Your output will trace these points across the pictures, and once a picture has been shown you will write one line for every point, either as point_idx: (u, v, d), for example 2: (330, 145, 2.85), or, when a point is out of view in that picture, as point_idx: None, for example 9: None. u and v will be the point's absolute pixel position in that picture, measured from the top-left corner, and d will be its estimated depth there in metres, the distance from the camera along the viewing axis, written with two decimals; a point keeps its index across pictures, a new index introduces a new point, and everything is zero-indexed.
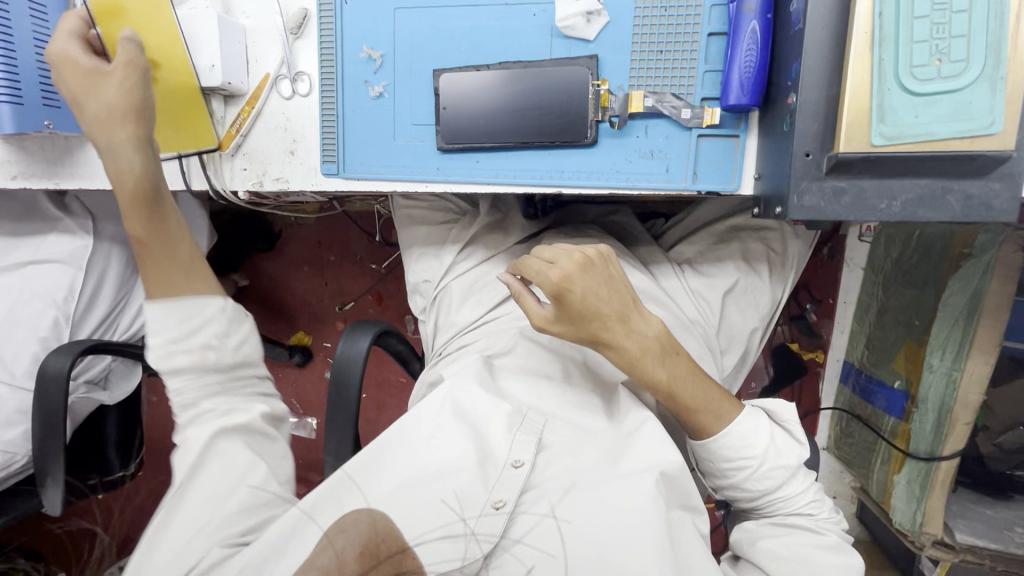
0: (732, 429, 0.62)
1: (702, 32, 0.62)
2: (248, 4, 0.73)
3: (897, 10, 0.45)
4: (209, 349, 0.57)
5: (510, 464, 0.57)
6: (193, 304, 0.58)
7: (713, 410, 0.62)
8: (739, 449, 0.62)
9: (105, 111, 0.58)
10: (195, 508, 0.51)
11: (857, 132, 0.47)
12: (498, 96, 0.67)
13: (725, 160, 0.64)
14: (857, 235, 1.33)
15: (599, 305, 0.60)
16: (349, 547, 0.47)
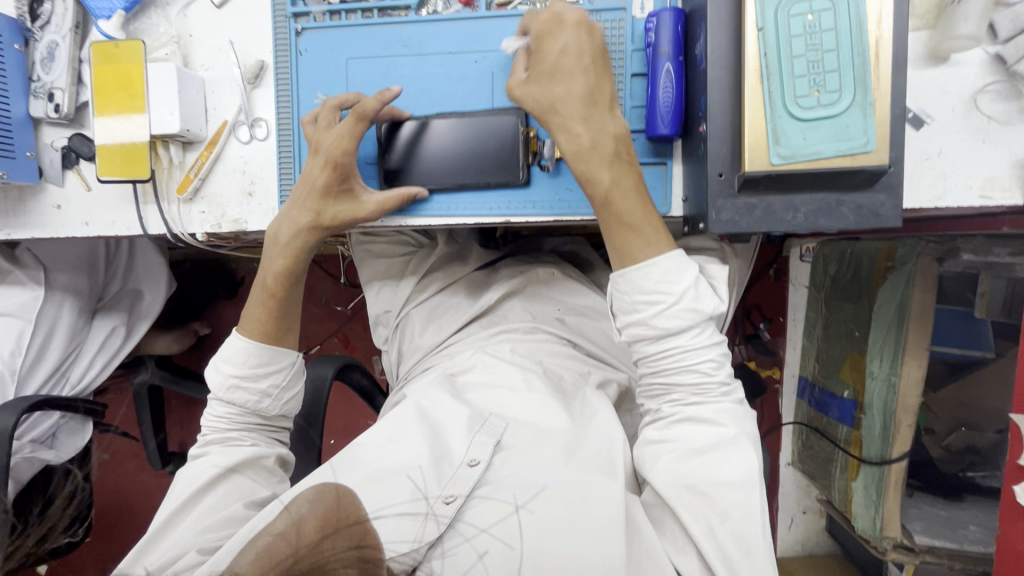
0: (656, 260, 0.60)
1: (625, 73, 0.69)
2: (207, 56, 0.77)
3: (778, 50, 0.52)
4: (266, 395, 0.73)
5: (467, 462, 0.63)
6: (276, 354, 0.74)
7: (641, 231, 0.61)
8: (659, 282, 0.60)
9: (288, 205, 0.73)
10: (184, 528, 0.60)
11: (757, 153, 0.53)
12: (436, 138, 0.73)
13: (656, 185, 0.70)
14: (799, 255, 1.42)
15: (569, 65, 0.62)
16: (308, 517, 0.50)
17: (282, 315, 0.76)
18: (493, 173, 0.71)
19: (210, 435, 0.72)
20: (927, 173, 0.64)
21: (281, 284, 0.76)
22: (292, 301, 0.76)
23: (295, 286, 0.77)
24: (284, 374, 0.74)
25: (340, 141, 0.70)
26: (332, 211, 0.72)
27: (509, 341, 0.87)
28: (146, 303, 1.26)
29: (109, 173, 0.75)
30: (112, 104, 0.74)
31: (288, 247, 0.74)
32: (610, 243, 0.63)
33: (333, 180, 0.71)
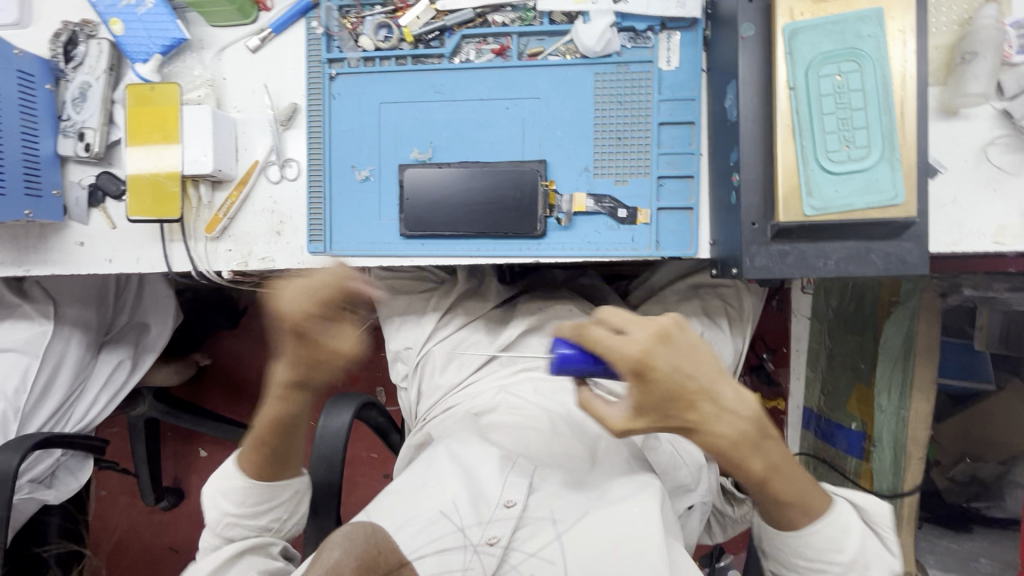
0: (819, 529, 0.59)
1: (655, 121, 0.71)
2: (240, 99, 0.79)
3: (809, 108, 0.55)
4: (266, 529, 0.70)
5: (504, 504, 0.63)
6: (278, 485, 0.70)
7: (808, 505, 0.59)
8: (823, 551, 0.59)
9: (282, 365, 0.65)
10: None
11: (791, 205, 0.56)
12: (454, 190, 0.74)
13: (683, 229, 0.72)
14: (799, 288, 1.43)
15: (684, 381, 0.52)
16: (346, 559, 0.48)
17: (270, 461, 0.69)
18: (510, 221, 0.73)
19: None
20: (945, 220, 0.67)
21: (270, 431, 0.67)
22: (290, 445, 0.69)
23: (290, 434, 0.69)
24: (285, 506, 0.71)
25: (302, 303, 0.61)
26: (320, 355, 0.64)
27: (531, 379, 0.88)
28: (152, 336, 1.21)
29: (139, 212, 0.76)
30: (146, 144, 0.75)
31: (282, 397, 0.66)
32: (770, 514, 0.61)
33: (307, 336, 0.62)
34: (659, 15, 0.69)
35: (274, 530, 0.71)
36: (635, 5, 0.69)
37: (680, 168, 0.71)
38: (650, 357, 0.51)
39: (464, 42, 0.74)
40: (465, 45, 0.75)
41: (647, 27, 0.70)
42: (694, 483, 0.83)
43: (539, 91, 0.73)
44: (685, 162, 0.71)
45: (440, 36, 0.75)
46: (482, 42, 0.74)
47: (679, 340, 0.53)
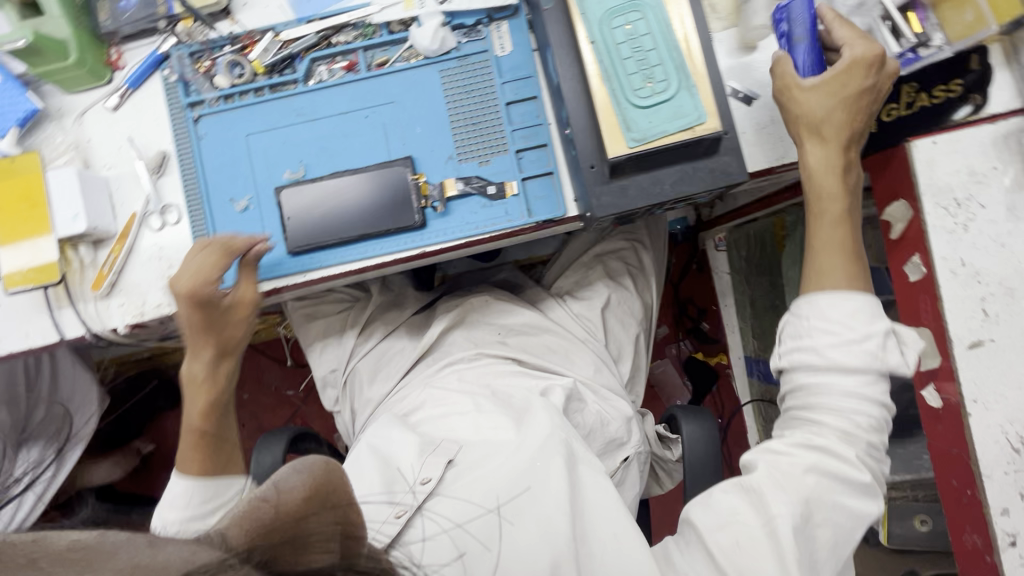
0: (852, 300, 0.63)
1: (502, 103, 0.78)
2: (108, 156, 0.80)
3: (611, 56, 0.62)
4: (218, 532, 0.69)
5: (419, 481, 0.68)
6: (218, 484, 0.72)
7: (829, 269, 0.66)
8: (846, 322, 0.62)
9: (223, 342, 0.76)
10: None
11: (615, 141, 0.62)
12: (309, 225, 0.77)
13: (549, 194, 0.77)
14: (714, 245, 1.51)
15: (859, 81, 0.66)
16: (296, 481, 0.44)
17: (212, 452, 0.73)
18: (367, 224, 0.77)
19: None
20: (770, 138, 0.75)
21: (207, 416, 0.74)
22: (225, 430, 0.76)
23: (223, 415, 0.76)
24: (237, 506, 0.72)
25: (207, 272, 0.72)
26: (231, 328, 0.76)
27: (455, 372, 0.92)
28: (75, 425, 1.13)
29: (17, 283, 0.75)
30: (13, 215, 0.75)
31: (207, 383, 0.75)
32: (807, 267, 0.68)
33: (209, 308, 0.74)
34: (483, 8, 0.77)
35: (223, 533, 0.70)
36: (460, 3, 0.76)
37: (534, 140, 0.77)
38: (863, 53, 0.66)
39: (315, 64, 0.79)
40: (316, 67, 0.79)
41: (476, 21, 0.77)
42: (625, 436, 0.88)
43: (393, 95, 0.78)
44: (538, 133, 0.78)
45: (291, 63, 0.79)
46: (331, 61, 0.80)
47: (877, 74, 0.67)
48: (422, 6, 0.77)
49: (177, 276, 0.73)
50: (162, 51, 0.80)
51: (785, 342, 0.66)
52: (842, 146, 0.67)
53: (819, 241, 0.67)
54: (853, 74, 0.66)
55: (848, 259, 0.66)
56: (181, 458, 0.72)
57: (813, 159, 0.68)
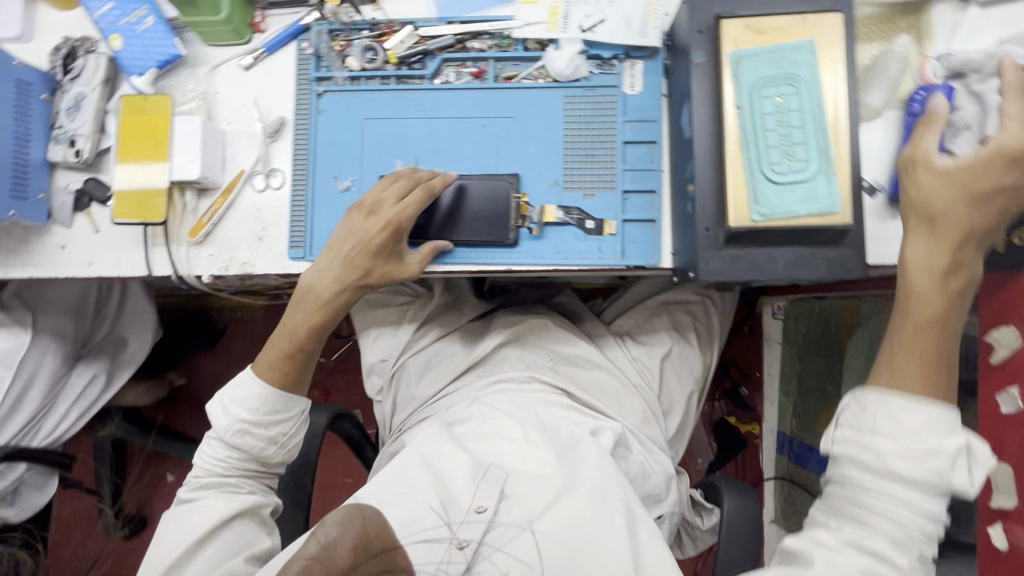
0: (922, 409, 0.57)
1: (619, 140, 0.77)
2: (230, 113, 0.83)
3: (754, 126, 0.61)
4: (272, 443, 0.75)
5: (474, 509, 0.69)
6: (288, 399, 0.76)
7: (905, 373, 0.60)
8: (914, 438, 0.56)
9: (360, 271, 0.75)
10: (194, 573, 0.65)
11: (740, 211, 0.61)
12: (463, 207, 0.77)
13: (646, 241, 0.76)
14: (771, 312, 1.45)
15: (1002, 176, 0.59)
16: (343, 540, 0.63)
17: (291, 368, 0.76)
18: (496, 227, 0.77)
19: (205, 481, 0.74)
20: (888, 234, 0.72)
21: (311, 335, 0.77)
22: (314, 354, 0.78)
23: (315, 342, 0.78)
24: (292, 424, 0.76)
25: (406, 209, 0.73)
26: (381, 271, 0.76)
27: (505, 392, 0.92)
28: (130, 352, 1.19)
29: (123, 214, 0.78)
30: (135, 150, 0.78)
31: (326, 303, 0.76)
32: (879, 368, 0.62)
33: (387, 243, 0.74)
34: (623, 44, 0.76)
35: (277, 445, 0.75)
36: (601, 34, 0.75)
37: (643, 184, 0.76)
38: (1013, 145, 0.58)
39: (444, 64, 0.80)
40: (445, 67, 0.80)
41: (612, 55, 0.77)
42: (663, 493, 0.87)
43: (514, 110, 0.78)
44: (648, 178, 0.76)
45: (422, 59, 0.80)
46: (461, 65, 0.80)
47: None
48: (563, 29, 0.76)
49: (389, 177, 0.76)
50: (303, 23, 0.81)
51: (840, 428, 0.61)
52: (959, 248, 0.60)
53: (908, 339, 0.61)
54: (992, 164, 0.59)
55: (918, 365, 0.60)
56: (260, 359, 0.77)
57: (916, 252, 0.62)
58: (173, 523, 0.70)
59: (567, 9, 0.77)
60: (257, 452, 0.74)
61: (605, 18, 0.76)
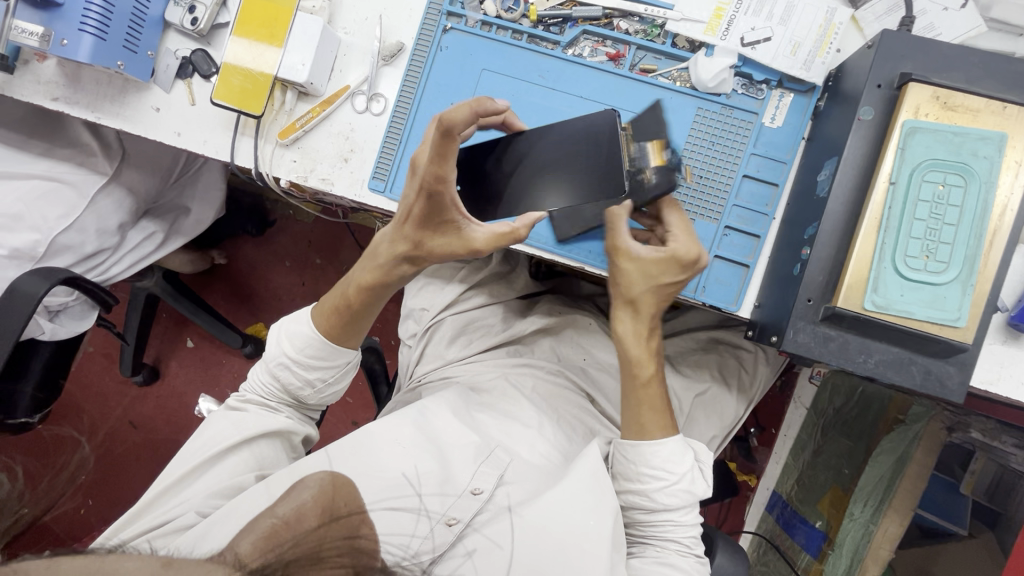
0: (666, 442, 0.72)
1: (739, 171, 0.71)
2: (351, 22, 0.79)
3: (902, 208, 0.54)
4: (311, 386, 0.79)
5: (470, 490, 0.68)
6: (337, 350, 0.78)
7: (652, 425, 0.73)
8: (664, 461, 0.71)
9: (411, 240, 0.69)
10: (205, 483, 0.70)
11: (853, 293, 0.56)
12: (541, 156, 0.70)
13: (732, 283, 0.71)
14: (807, 375, 1.37)
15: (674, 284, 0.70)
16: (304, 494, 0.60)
17: (348, 324, 0.77)
18: (570, 180, 0.68)
19: (250, 396, 0.80)
20: (992, 357, 0.66)
21: (361, 298, 0.75)
22: (364, 314, 0.76)
23: (367, 303, 0.76)
24: (331, 372, 0.79)
25: (433, 175, 0.58)
26: (430, 243, 0.68)
27: (532, 377, 0.90)
28: (189, 221, 1.23)
29: (222, 96, 0.76)
30: (250, 35, 0.76)
31: (382, 266, 0.74)
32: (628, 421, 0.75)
33: (428, 214, 0.64)
34: (782, 71, 0.69)
35: (315, 387, 0.79)
36: (761, 53, 0.69)
37: (749, 225, 0.71)
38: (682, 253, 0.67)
39: (583, 36, 0.75)
40: (582, 40, 0.75)
41: (764, 79, 0.70)
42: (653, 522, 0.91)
43: (639, 107, 0.73)
44: (756, 220, 0.71)
45: (561, 24, 0.75)
46: (600, 42, 0.75)
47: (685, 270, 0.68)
48: (723, 36, 0.70)
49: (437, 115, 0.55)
50: None
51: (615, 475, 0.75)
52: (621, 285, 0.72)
53: (643, 396, 0.74)
54: (671, 266, 0.68)
55: (654, 414, 0.73)
56: (316, 313, 0.79)
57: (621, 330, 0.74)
58: (210, 426, 0.76)
59: (734, 15, 0.69)
60: (296, 384, 0.78)
61: (771, 37, 0.68)
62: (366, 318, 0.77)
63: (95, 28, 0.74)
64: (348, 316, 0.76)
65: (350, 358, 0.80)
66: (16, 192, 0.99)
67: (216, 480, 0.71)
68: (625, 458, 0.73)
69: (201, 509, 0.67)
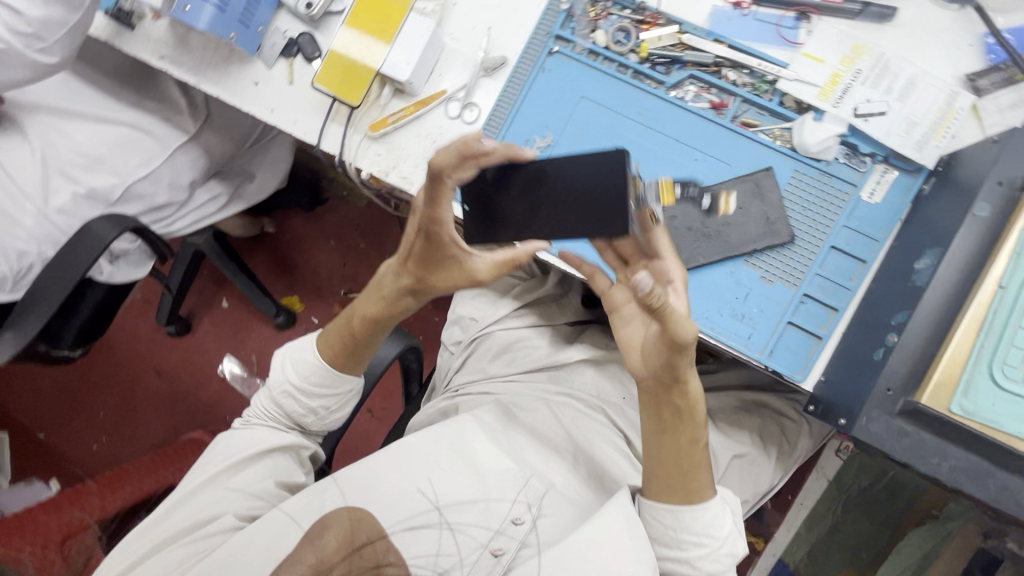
0: (710, 506, 0.69)
1: (827, 242, 0.70)
2: (459, 29, 0.80)
3: (1009, 315, 0.53)
4: (315, 414, 0.79)
5: (512, 520, 0.71)
6: (342, 377, 0.77)
7: (698, 486, 0.69)
8: (708, 525, 0.69)
9: (415, 277, 0.68)
10: (236, 480, 0.73)
11: (940, 394, 0.54)
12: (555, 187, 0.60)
13: (800, 352, 0.69)
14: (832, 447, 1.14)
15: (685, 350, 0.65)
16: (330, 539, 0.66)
17: (351, 353, 0.76)
18: (583, 220, 0.58)
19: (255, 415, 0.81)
20: None
21: (364, 329, 0.73)
22: (366, 344, 0.75)
23: (374, 331, 0.74)
24: (335, 399, 0.79)
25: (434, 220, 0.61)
26: (436, 279, 0.67)
27: (571, 409, 0.88)
28: (252, 187, 1.26)
29: (323, 82, 0.78)
30: (359, 27, 0.77)
31: (386, 298, 0.72)
32: (675, 489, 0.70)
33: (427, 251, 0.65)
34: (890, 147, 0.68)
35: (319, 416, 0.79)
36: (873, 126, 0.68)
37: (829, 297, 0.69)
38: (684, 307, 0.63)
39: (688, 80, 0.74)
40: (687, 84, 0.74)
41: (870, 152, 0.69)
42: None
43: (734, 159, 0.72)
44: (836, 293, 0.69)
45: (668, 64, 0.75)
46: (704, 89, 0.74)
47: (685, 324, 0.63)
48: (835, 103, 0.69)
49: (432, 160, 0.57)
50: None
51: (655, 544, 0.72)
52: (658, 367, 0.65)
53: (690, 455, 0.69)
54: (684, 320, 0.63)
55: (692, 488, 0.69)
56: (320, 340, 0.78)
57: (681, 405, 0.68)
58: (236, 434, 0.78)
59: (850, 84, 0.69)
60: (306, 409, 0.78)
61: (887, 112, 0.68)
62: (371, 342, 0.76)
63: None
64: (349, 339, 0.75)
65: (355, 386, 0.79)
66: (102, 137, 1.02)
67: (249, 482, 0.73)
68: (663, 523, 0.70)
69: (240, 513, 0.70)
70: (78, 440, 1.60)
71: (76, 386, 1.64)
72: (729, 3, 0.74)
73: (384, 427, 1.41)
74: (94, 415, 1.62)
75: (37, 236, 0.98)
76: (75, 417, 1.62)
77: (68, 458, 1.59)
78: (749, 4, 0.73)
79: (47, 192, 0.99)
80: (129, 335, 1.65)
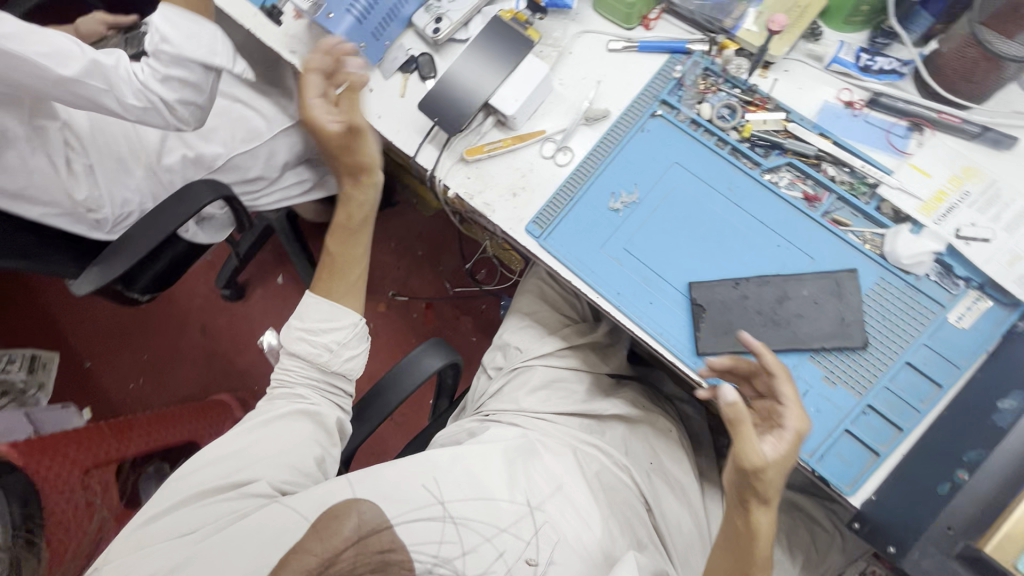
0: None
1: (901, 357, 0.67)
2: (569, 78, 0.83)
3: None
4: (327, 349, 0.82)
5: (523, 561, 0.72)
6: (341, 311, 0.84)
7: None
8: None
9: (357, 162, 0.85)
10: (266, 445, 0.75)
11: (1008, 545, 0.50)
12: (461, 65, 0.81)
13: (853, 463, 0.66)
14: None
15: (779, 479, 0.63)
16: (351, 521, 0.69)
17: (341, 273, 0.87)
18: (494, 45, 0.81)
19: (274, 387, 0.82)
20: None
21: (339, 241, 0.88)
22: (353, 261, 0.88)
23: (351, 240, 0.89)
24: (344, 332, 0.83)
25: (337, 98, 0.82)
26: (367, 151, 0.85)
27: (597, 462, 0.85)
28: (337, 178, 1.27)
29: (428, 108, 0.82)
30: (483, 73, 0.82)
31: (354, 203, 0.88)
32: None
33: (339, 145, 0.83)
34: (989, 275, 0.66)
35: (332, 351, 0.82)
36: (973, 251, 0.67)
37: (894, 414, 0.66)
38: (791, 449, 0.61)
39: (785, 167, 0.74)
40: (783, 170, 0.74)
41: (965, 276, 0.67)
42: None
43: (817, 254, 0.71)
44: (903, 411, 0.66)
45: (768, 148, 0.75)
46: (799, 178, 0.74)
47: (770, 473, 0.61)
48: (937, 220, 0.68)
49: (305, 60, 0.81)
50: (689, 48, 0.79)
51: None
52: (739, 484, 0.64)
53: None
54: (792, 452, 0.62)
55: None
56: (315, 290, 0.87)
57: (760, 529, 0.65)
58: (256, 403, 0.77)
59: (955, 204, 0.69)
60: (321, 361, 0.82)
61: (990, 240, 0.67)
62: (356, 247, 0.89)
63: (358, 14, 0.83)
64: (328, 258, 0.88)
65: (357, 317, 0.84)
66: (218, 110, 1.11)
67: (279, 452, 0.75)
68: None
69: (273, 483, 0.73)
70: (116, 376, 1.69)
71: (126, 326, 1.73)
72: (840, 100, 0.75)
73: (402, 434, 1.43)
74: (138, 357, 1.70)
75: (142, 190, 1.07)
76: (120, 355, 1.71)
77: (104, 391, 1.67)
78: (862, 105, 0.75)
79: (160, 152, 1.07)
80: (185, 290, 1.74)
